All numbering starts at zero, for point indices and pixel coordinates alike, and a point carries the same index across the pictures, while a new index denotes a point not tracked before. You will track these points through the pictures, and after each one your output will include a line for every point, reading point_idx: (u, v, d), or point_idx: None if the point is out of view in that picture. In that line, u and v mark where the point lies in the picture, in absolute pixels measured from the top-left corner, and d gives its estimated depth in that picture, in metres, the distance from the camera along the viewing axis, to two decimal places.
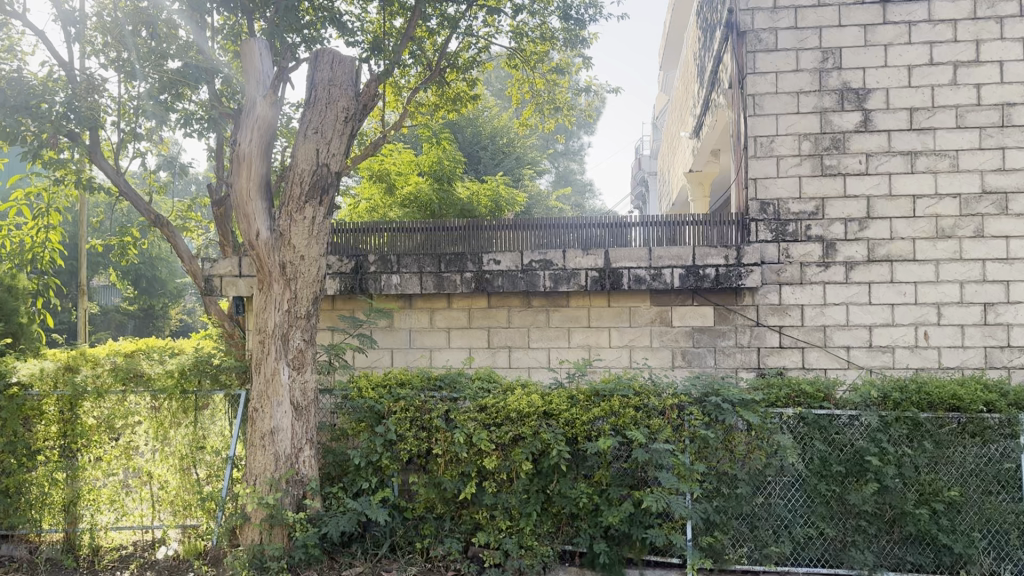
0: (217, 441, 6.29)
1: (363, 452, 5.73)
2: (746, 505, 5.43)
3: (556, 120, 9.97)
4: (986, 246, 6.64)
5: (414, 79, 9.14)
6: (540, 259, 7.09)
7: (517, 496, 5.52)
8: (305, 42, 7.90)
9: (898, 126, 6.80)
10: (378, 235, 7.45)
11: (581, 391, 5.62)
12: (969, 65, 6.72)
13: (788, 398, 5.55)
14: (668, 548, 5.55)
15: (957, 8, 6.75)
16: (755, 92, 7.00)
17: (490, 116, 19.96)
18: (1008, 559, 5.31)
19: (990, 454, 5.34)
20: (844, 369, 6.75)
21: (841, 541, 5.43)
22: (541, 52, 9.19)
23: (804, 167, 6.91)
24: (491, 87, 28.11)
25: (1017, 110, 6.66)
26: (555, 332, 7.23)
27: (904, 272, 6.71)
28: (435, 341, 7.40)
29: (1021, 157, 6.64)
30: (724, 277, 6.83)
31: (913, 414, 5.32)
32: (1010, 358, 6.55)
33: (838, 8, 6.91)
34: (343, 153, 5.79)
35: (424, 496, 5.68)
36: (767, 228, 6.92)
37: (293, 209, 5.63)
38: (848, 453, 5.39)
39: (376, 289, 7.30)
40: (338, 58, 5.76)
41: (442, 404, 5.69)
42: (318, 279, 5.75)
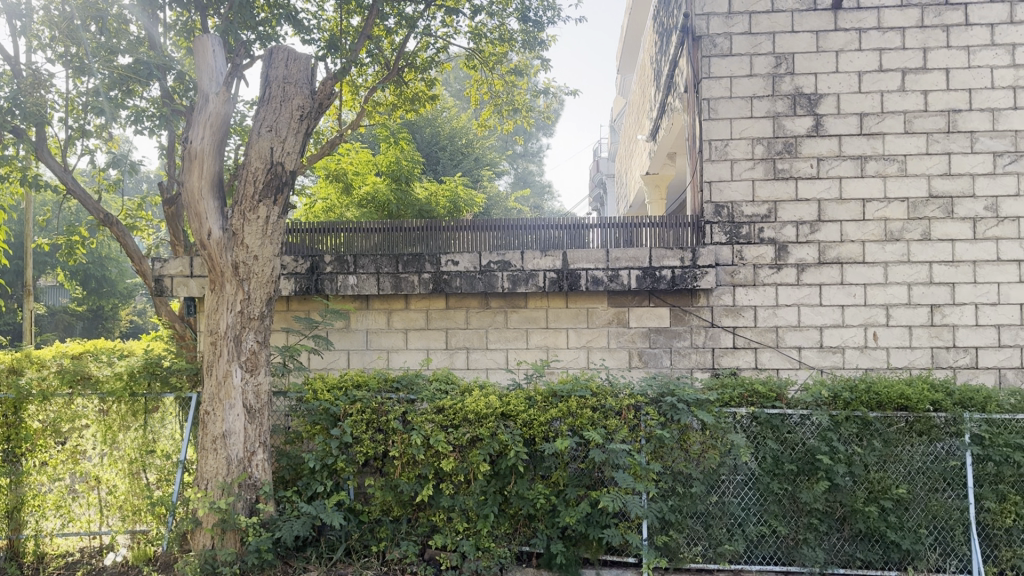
0: (168, 444, 6.16)
1: (318, 455, 5.64)
2: (700, 504, 5.48)
3: (514, 121, 9.98)
4: (933, 249, 6.80)
5: (371, 78, 9.08)
6: (498, 260, 7.09)
7: (474, 498, 5.50)
8: (260, 39, 7.75)
9: (848, 131, 6.93)
10: (335, 235, 7.38)
11: (539, 391, 5.63)
12: (917, 72, 6.88)
13: (741, 397, 5.63)
14: (625, 548, 5.60)
15: (905, 15, 6.90)
16: (709, 97, 7.09)
17: (448, 116, 19.93)
18: (954, 554, 5.42)
19: (936, 452, 5.46)
20: (795, 369, 6.86)
21: (793, 539, 5.51)
22: (500, 53, 9.17)
23: (757, 170, 7.01)
24: (450, 87, 28.16)
25: (963, 117, 6.83)
26: (513, 333, 7.23)
27: (854, 274, 6.85)
28: (392, 342, 7.35)
29: (967, 163, 6.82)
30: (680, 278, 6.90)
31: (862, 413, 5.43)
32: (956, 358, 6.72)
33: (791, 14, 7.02)
34: (298, 152, 5.71)
35: (380, 499, 5.63)
36: (721, 230, 7.00)
37: (246, 208, 5.54)
38: (800, 452, 5.48)
39: (332, 289, 7.21)
40: (293, 55, 5.67)
41: (399, 406, 5.65)
42: (272, 280, 5.66)
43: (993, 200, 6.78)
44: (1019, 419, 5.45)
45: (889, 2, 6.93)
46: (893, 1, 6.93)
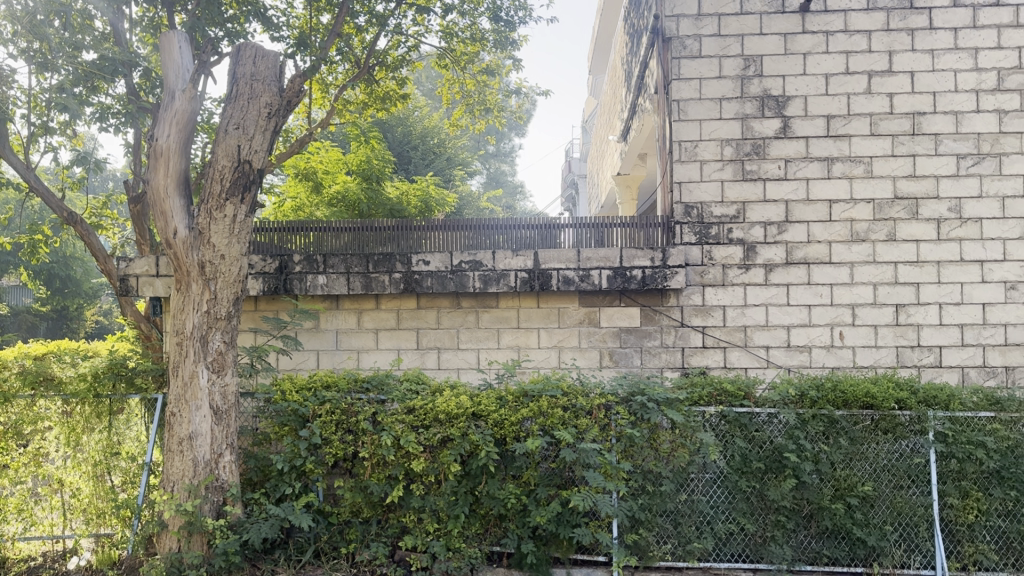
0: (133, 446, 6.07)
1: (286, 457, 5.58)
2: (670, 502, 5.51)
3: (486, 121, 9.97)
4: (898, 249, 6.90)
5: (341, 77, 9.02)
6: (469, 260, 7.07)
7: (444, 498, 5.48)
8: (229, 36, 7.61)
9: (815, 132, 7.00)
10: (304, 235, 7.31)
11: (510, 391, 5.62)
12: (883, 75, 6.97)
13: (710, 396, 5.67)
14: (595, 547, 5.61)
15: (871, 19, 7.00)
16: (679, 98, 7.13)
17: (420, 115, 19.92)
18: (918, 550, 5.49)
19: (901, 449, 5.53)
20: (763, 368, 6.92)
21: (761, 537, 5.55)
22: (471, 53, 9.15)
23: (726, 171, 7.06)
24: (422, 87, 28.14)
25: (927, 119, 6.94)
26: (484, 333, 7.22)
27: (820, 274, 6.93)
28: (362, 342, 7.30)
29: (931, 165, 6.92)
30: (650, 278, 6.93)
31: (828, 412, 5.50)
32: (920, 358, 6.82)
33: (759, 16, 7.08)
34: (266, 150, 5.65)
35: (350, 501, 5.59)
36: (691, 230, 7.04)
37: (213, 207, 5.47)
38: (767, 450, 5.54)
39: (301, 289, 7.16)
40: (261, 52, 5.62)
41: (369, 406, 5.61)
42: (239, 279, 5.60)
43: (957, 201, 6.89)
44: (981, 416, 5.54)
45: (855, 5, 7.02)
46: (859, 5, 7.02)
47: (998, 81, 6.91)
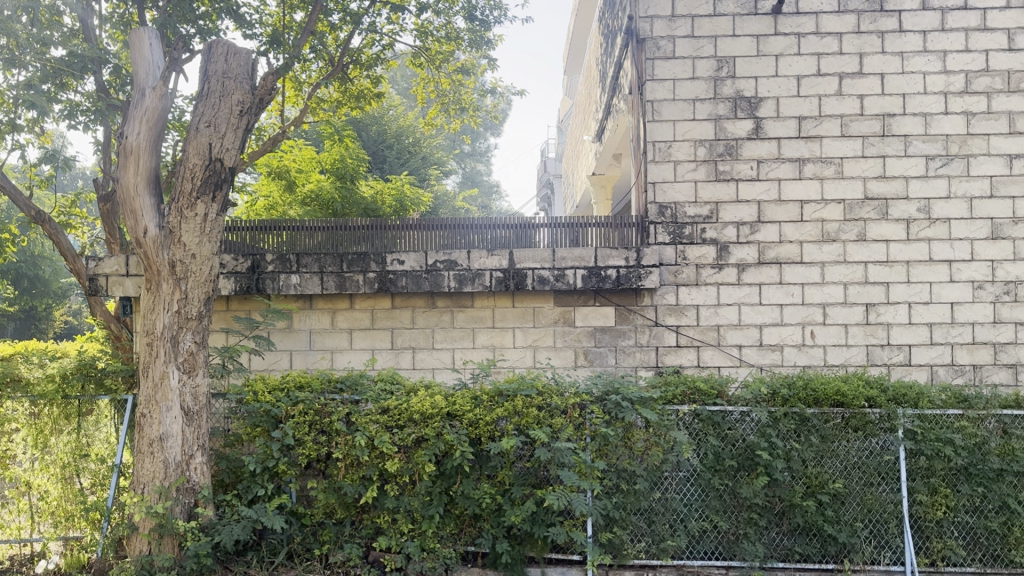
0: (102, 448, 5.99)
1: (259, 458, 5.54)
2: (644, 500, 5.54)
3: (461, 120, 9.97)
4: (869, 249, 6.98)
5: (315, 75, 8.96)
6: (444, 259, 7.06)
7: (419, 499, 5.47)
8: (200, 33, 7.51)
9: (787, 134, 7.07)
10: (276, 234, 7.25)
11: (485, 391, 5.62)
12: (854, 77, 7.05)
13: (683, 394, 5.72)
14: (569, 545, 5.63)
15: (842, 21, 7.08)
16: (653, 99, 7.16)
17: (395, 115, 19.87)
18: (888, 547, 5.56)
19: (871, 447, 5.60)
20: (736, 367, 6.97)
21: (734, 534, 5.60)
22: (447, 52, 9.13)
23: (699, 171, 7.11)
24: (397, 86, 28.07)
25: (897, 121, 7.03)
26: (459, 333, 7.21)
27: (792, 274, 6.99)
28: (336, 342, 7.25)
29: (900, 165, 7.02)
30: (625, 278, 6.96)
31: (800, 410, 5.56)
32: (890, 356, 6.91)
33: (732, 18, 7.14)
34: (238, 148, 5.60)
35: (324, 502, 5.55)
36: (665, 230, 7.08)
37: (183, 205, 5.41)
38: (740, 448, 5.58)
39: (274, 289, 7.10)
40: (232, 49, 5.56)
41: (342, 407, 5.57)
42: (211, 279, 5.55)
43: (926, 202, 6.99)
44: (949, 414, 5.61)
45: (826, 8, 7.10)
46: (830, 7, 7.09)
47: (966, 83, 7.01)
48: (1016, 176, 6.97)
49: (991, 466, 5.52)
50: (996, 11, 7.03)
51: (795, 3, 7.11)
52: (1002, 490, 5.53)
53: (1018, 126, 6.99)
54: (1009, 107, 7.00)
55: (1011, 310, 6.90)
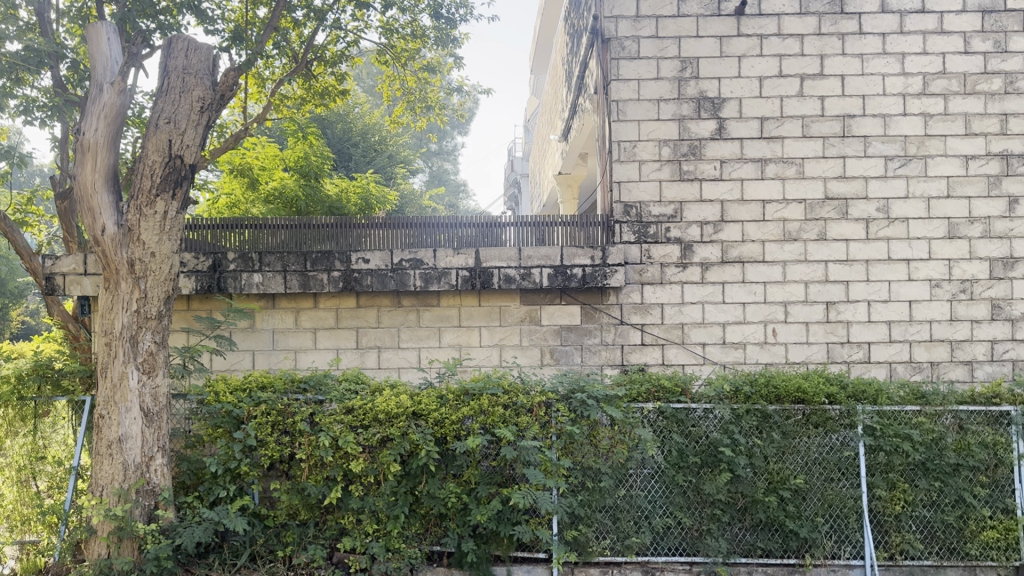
0: (60, 450, 5.85)
1: (221, 459, 5.47)
2: (609, 497, 5.57)
3: (427, 119, 9.93)
4: (829, 248, 7.09)
5: (278, 71, 8.86)
6: (410, 258, 7.03)
7: (384, 499, 5.44)
8: (161, 28, 7.38)
9: (749, 134, 7.15)
10: (239, 232, 7.17)
11: (450, 390, 5.59)
12: (815, 78, 7.15)
13: (649, 393, 5.78)
14: (535, 544, 5.63)
15: (803, 23, 7.17)
16: (618, 99, 7.20)
17: (360, 112, 19.73)
18: (848, 541, 5.64)
19: (832, 443, 5.68)
20: (700, 365, 7.04)
21: (697, 530, 5.64)
22: (412, 49, 9.07)
23: (664, 171, 7.16)
24: (362, 83, 27.89)
25: (857, 121, 7.14)
26: (425, 332, 7.19)
27: (754, 272, 7.08)
28: (300, 342, 7.19)
29: (860, 166, 7.13)
30: (590, 277, 7.00)
31: (761, 406, 5.64)
32: (850, 353, 7.02)
33: (695, 19, 7.20)
34: (199, 145, 5.52)
35: (286, 503, 5.49)
36: (630, 229, 7.12)
37: (143, 203, 5.33)
38: (704, 445, 5.62)
39: (235, 288, 7.02)
40: (193, 45, 5.49)
41: (306, 407, 5.52)
42: (171, 277, 5.47)
43: (885, 202, 7.11)
44: (907, 410, 5.73)
45: (788, 10, 7.18)
46: (792, 9, 7.18)
47: (924, 85, 7.15)
48: (972, 177, 7.12)
49: (947, 460, 5.63)
50: (953, 14, 7.16)
51: (757, 4, 7.19)
52: (958, 484, 5.63)
53: (974, 128, 7.14)
54: (965, 109, 7.14)
55: (968, 308, 7.05)
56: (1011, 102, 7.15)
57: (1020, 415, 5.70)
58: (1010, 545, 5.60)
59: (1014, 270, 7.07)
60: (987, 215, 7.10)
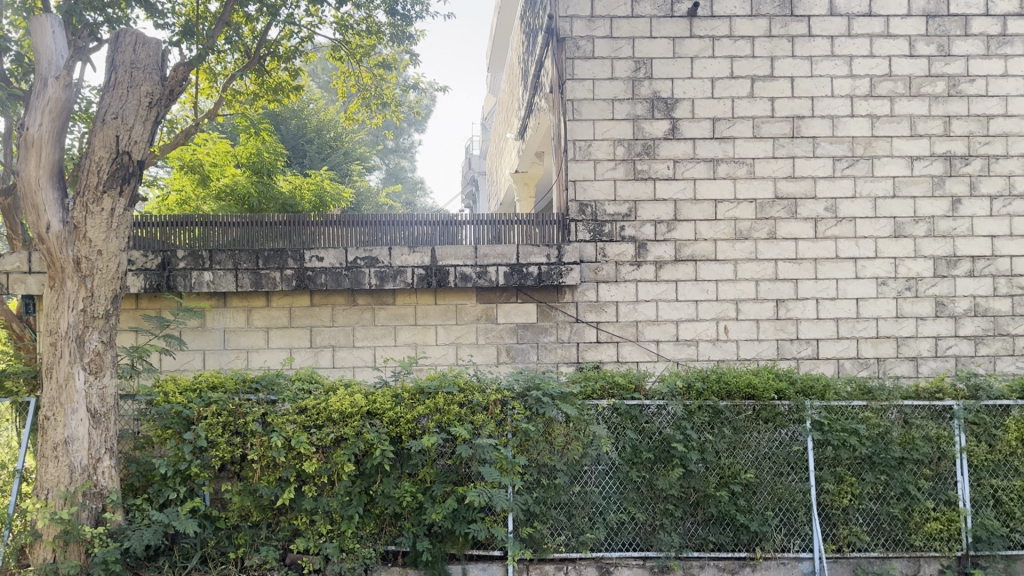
0: (2, 453, 5.65)
1: (170, 461, 5.38)
2: (564, 494, 5.61)
3: (384, 115, 9.87)
4: (778, 247, 7.22)
5: (230, 66, 8.73)
6: (365, 256, 7.01)
7: (338, 499, 5.41)
8: (108, 22, 7.18)
9: (702, 134, 7.25)
10: (188, 229, 7.06)
11: (406, 388, 5.57)
12: (765, 79, 7.28)
13: (603, 389, 5.75)
14: (490, 541, 5.64)
15: (755, 25, 7.29)
16: (573, 98, 7.24)
17: (315, 109, 19.54)
18: (797, 534, 5.77)
19: (781, 437, 5.79)
20: (654, 361, 7.12)
21: (650, 525, 5.72)
22: (367, 45, 9.01)
23: (618, 170, 7.22)
24: (317, 79, 27.61)
25: (806, 123, 7.29)
26: (380, 331, 7.16)
27: (706, 271, 7.18)
28: (252, 341, 7.11)
29: (808, 166, 7.27)
30: (546, 275, 7.05)
31: (713, 403, 5.71)
32: (799, 350, 7.16)
33: (649, 20, 7.27)
34: (147, 141, 5.42)
35: (238, 505, 5.42)
36: (585, 228, 7.17)
37: (89, 200, 5.22)
38: (657, 441, 5.70)
39: (185, 286, 6.92)
40: (142, 39, 5.39)
41: (258, 407, 5.45)
42: (119, 276, 5.37)
43: (833, 201, 7.26)
44: (854, 405, 5.83)
45: (740, 12, 7.30)
46: (743, 11, 7.30)
47: (871, 87, 7.32)
48: (916, 177, 7.31)
49: (893, 454, 5.74)
50: (898, 18, 7.34)
51: (709, 6, 7.30)
52: (903, 477, 5.76)
53: (919, 129, 7.33)
54: (910, 111, 7.33)
55: (913, 305, 7.24)
56: (954, 105, 7.35)
57: (962, 409, 5.82)
58: (952, 535, 5.74)
59: (957, 269, 7.28)
60: (932, 215, 7.30)
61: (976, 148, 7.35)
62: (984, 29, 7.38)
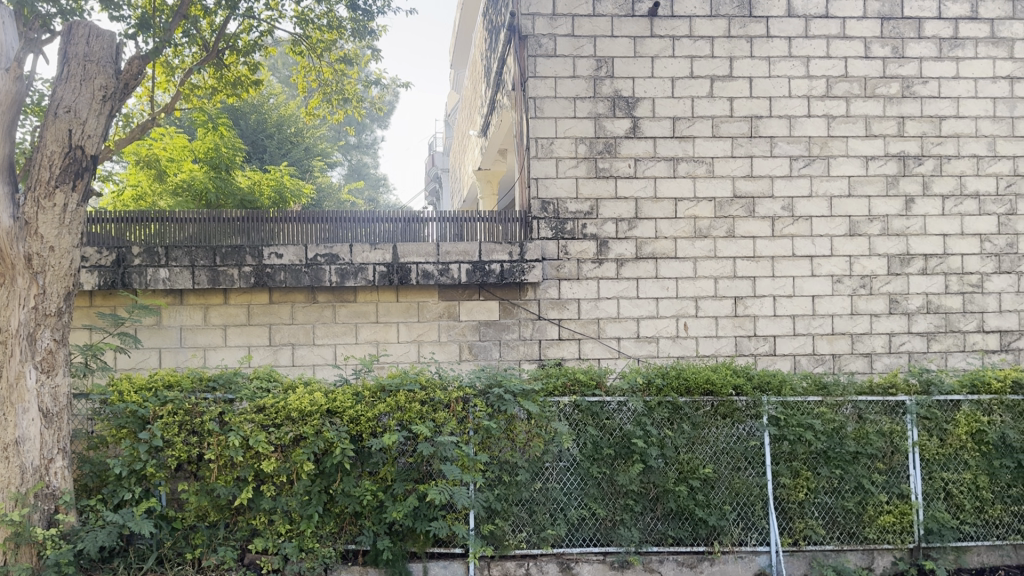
0: None
1: (125, 461, 5.30)
2: (525, 491, 5.63)
3: (345, 111, 9.79)
4: (737, 245, 7.32)
5: (188, 60, 8.58)
6: (325, 253, 6.97)
7: (297, 499, 5.37)
8: (62, 14, 7.03)
9: (662, 133, 7.31)
10: (144, 225, 6.94)
11: (367, 386, 5.53)
12: (724, 79, 7.37)
13: (565, 386, 5.79)
14: (451, 539, 5.64)
15: (714, 26, 7.37)
16: (535, 96, 7.25)
17: (276, 103, 19.28)
18: (754, 529, 5.85)
19: (739, 433, 5.87)
20: (615, 358, 7.18)
21: (611, 520, 5.76)
22: (328, 40, 8.95)
23: (580, 168, 7.26)
24: (277, 74, 27.30)
25: (764, 123, 7.39)
26: (341, 328, 7.11)
27: (666, 268, 7.25)
28: (209, 340, 7.02)
29: (766, 165, 7.38)
30: (508, 272, 7.07)
31: (672, 399, 5.77)
32: (756, 346, 7.27)
33: (610, 19, 7.31)
34: (101, 135, 5.32)
35: (195, 505, 5.35)
36: (548, 225, 7.20)
37: (40, 195, 5.12)
38: (617, 437, 5.74)
39: (141, 284, 6.82)
40: (95, 32, 5.29)
41: (215, 406, 5.38)
42: (72, 272, 5.29)
43: (790, 200, 7.38)
44: (810, 401, 5.93)
45: (699, 12, 7.38)
46: (703, 11, 7.38)
47: (828, 88, 7.44)
48: (871, 177, 7.45)
49: (847, 449, 5.86)
50: (854, 20, 7.47)
51: (670, 6, 7.36)
52: (857, 471, 5.87)
53: (874, 130, 7.47)
54: (865, 111, 7.47)
55: (867, 303, 7.39)
56: (907, 106, 7.51)
57: (914, 404, 5.95)
58: (905, 528, 5.86)
59: (910, 267, 7.45)
60: (886, 214, 7.45)
61: (929, 148, 7.51)
62: (936, 32, 7.54)
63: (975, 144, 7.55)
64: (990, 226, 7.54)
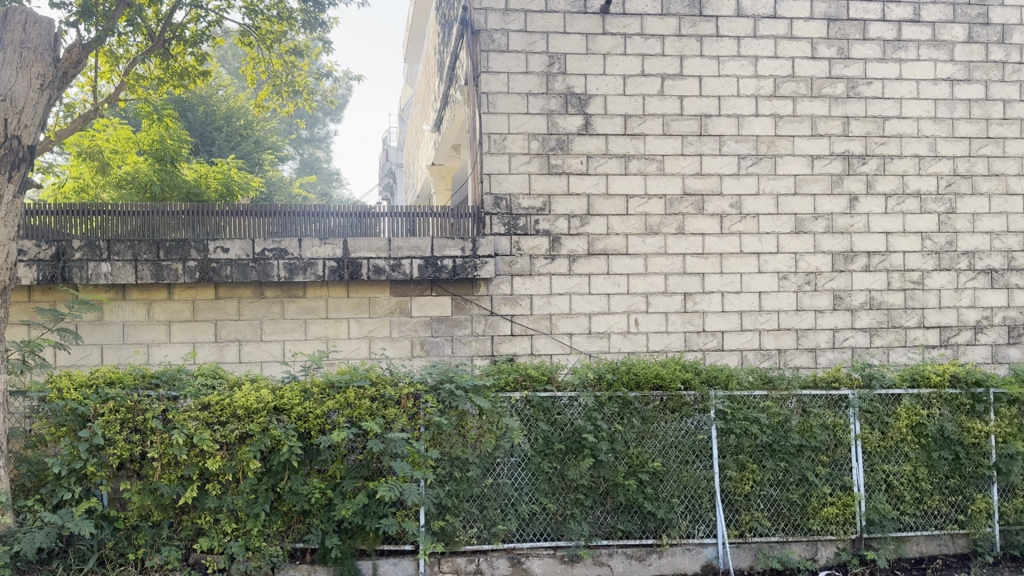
0: None
1: (64, 460, 5.17)
2: (476, 487, 5.63)
3: (295, 104, 9.63)
4: (686, 242, 7.41)
5: (132, 49, 8.38)
6: (274, 248, 6.87)
7: (243, 497, 5.30)
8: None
9: (614, 130, 7.36)
10: (86, 218, 6.77)
11: (316, 382, 5.47)
12: (674, 78, 7.44)
13: (516, 381, 5.81)
14: (401, 536, 5.63)
15: (665, 24, 7.44)
16: (488, 91, 7.23)
17: (224, 95, 18.96)
18: (702, 521, 5.93)
19: (687, 427, 5.94)
20: (567, 354, 7.22)
21: (561, 515, 5.79)
22: (278, 32, 8.83)
23: (532, 164, 7.26)
24: (226, 65, 26.90)
25: (713, 121, 7.49)
26: (290, 324, 7.02)
27: (618, 265, 7.31)
28: (153, 335, 6.88)
29: (715, 163, 7.48)
30: (460, 268, 7.07)
31: (622, 394, 5.82)
32: (705, 342, 7.38)
33: (563, 15, 7.33)
34: (38, 125, 5.18)
35: (138, 505, 5.25)
36: (500, 221, 7.20)
37: None
38: (569, 432, 5.77)
39: (81, 279, 6.66)
40: (32, 18, 5.13)
41: (158, 404, 5.27)
42: (8, 266, 5.12)
43: (737, 199, 7.49)
44: (756, 395, 6.04)
45: (650, 10, 7.44)
46: (654, 10, 7.44)
47: (775, 87, 7.57)
48: (816, 176, 7.60)
49: (792, 442, 5.98)
50: (801, 20, 7.61)
51: (622, 4, 7.41)
52: (802, 464, 5.99)
53: (819, 129, 7.62)
54: (811, 111, 7.62)
55: (812, 299, 7.54)
56: (852, 106, 7.67)
57: (857, 398, 6.10)
58: (847, 519, 6.00)
59: (854, 264, 7.62)
60: (830, 212, 7.60)
61: (872, 148, 7.69)
62: (880, 34, 7.72)
63: (916, 144, 7.75)
64: (931, 224, 7.75)
